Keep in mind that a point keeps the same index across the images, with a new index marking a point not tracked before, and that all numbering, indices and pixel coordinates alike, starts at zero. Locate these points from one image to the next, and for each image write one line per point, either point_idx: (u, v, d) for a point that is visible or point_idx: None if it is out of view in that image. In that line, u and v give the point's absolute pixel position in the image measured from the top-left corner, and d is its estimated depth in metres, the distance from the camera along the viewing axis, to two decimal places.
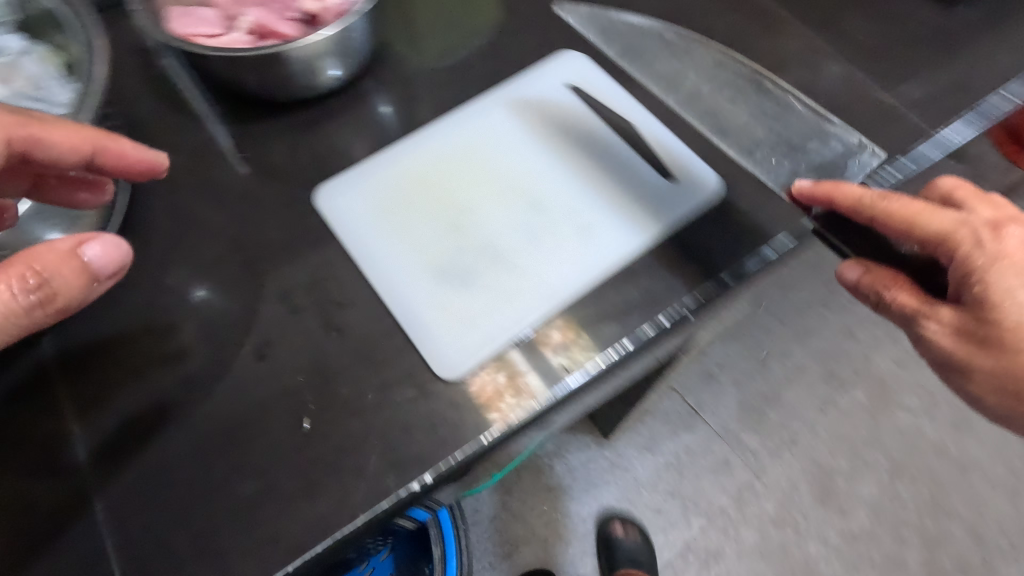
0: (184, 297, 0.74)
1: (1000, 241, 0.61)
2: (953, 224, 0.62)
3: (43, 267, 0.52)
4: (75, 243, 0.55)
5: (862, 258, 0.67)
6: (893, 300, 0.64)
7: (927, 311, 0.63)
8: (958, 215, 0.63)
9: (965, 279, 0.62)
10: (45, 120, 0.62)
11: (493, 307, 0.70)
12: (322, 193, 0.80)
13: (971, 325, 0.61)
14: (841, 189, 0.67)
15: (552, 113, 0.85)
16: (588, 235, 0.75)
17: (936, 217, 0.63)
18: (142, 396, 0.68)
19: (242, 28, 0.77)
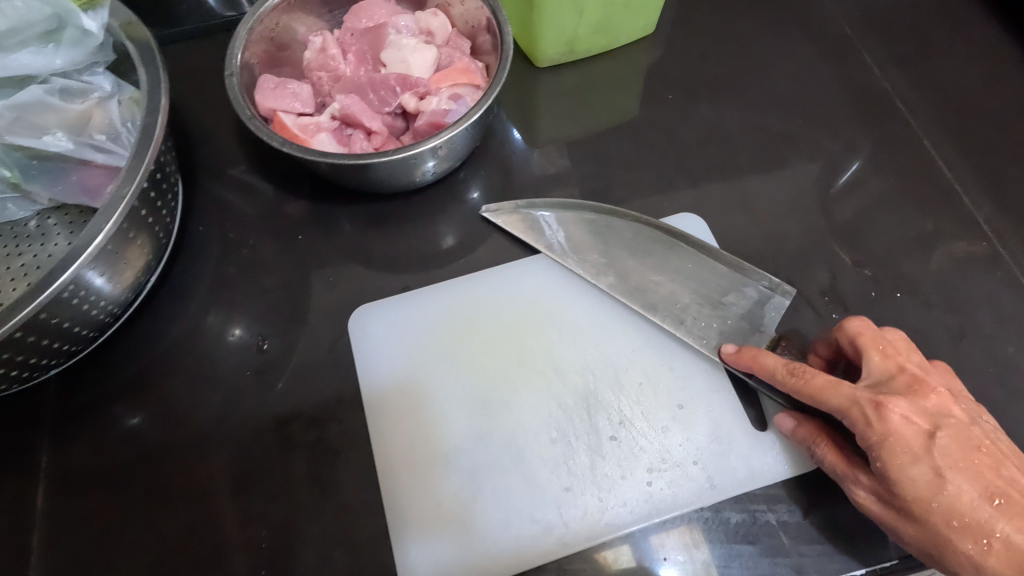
0: (190, 390, 0.69)
1: (882, 423, 0.53)
2: (845, 402, 0.55)
3: None
4: None
5: (800, 426, 0.60)
6: (823, 459, 0.58)
7: (878, 489, 0.54)
8: (853, 390, 0.55)
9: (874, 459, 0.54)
10: None
11: (491, 532, 0.59)
12: (358, 316, 0.71)
13: (883, 491, 0.54)
14: (759, 361, 0.60)
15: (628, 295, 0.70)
16: (631, 473, 0.61)
17: (833, 396, 0.56)
18: (111, 501, 0.64)
19: (330, 113, 0.71)
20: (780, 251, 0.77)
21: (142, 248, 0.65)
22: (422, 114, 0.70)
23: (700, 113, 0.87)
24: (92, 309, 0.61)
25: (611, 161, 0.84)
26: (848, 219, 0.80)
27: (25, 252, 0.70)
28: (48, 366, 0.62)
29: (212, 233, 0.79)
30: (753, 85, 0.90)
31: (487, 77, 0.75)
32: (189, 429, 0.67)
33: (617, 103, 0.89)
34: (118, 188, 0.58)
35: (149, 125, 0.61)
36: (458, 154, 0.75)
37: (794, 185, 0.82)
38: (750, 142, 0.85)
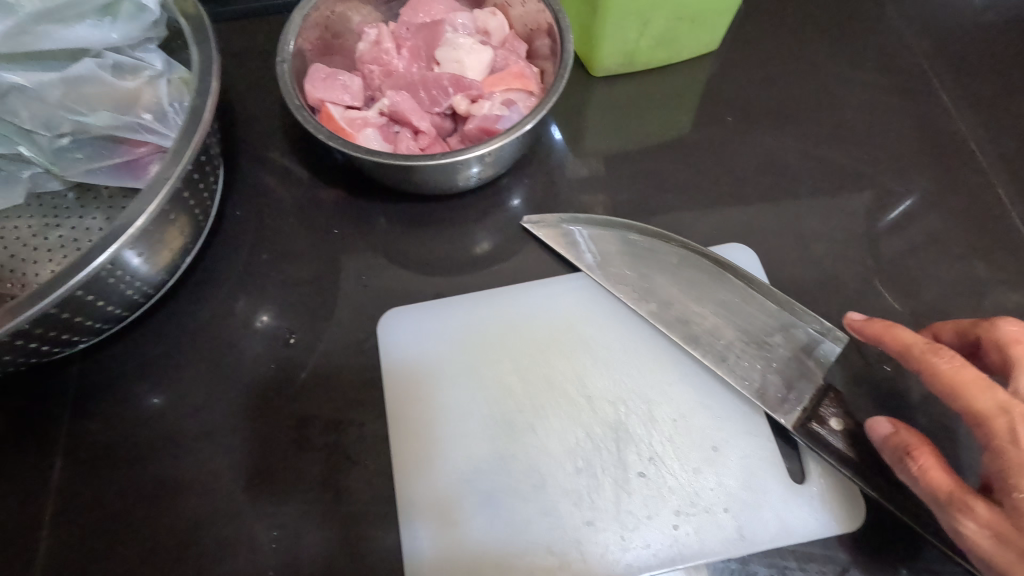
0: (216, 374, 0.68)
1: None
2: (993, 408, 0.51)
3: None
4: None
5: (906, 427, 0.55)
6: (922, 474, 0.52)
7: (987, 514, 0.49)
8: (1007, 400, 0.51)
9: (1004, 478, 0.49)
10: None
11: (501, 555, 0.57)
12: (387, 319, 0.69)
13: (994, 518, 0.48)
14: (896, 334, 0.58)
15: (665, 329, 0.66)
16: (658, 514, 0.58)
17: (981, 395, 0.52)
18: (126, 482, 0.63)
19: (378, 108, 0.69)
20: (831, 291, 0.73)
21: (181, 230, 0.64)
22: (474, 117, 0.68)
23: (758, 139, 0.83)
24: (127, 290, 0.60)
25: (661, 180, 0.81)
26: (906, 265, 0.75)
27: (63, 222, 0.70)
28: (75, 342, 0.61)
29: (248, 217, 0.78)
30: (816, 114, 0.85)
31: (541, 84, 0.73)
32: (208, 418, 0.65)
33: (671, 120, 0.86)
34: (163, 168, 0.57)
35: (199, 106, 0.60)
36: (505, 161, 0.73)
37: (852, 223, 0.77)
38: (808, 173, 0.81)
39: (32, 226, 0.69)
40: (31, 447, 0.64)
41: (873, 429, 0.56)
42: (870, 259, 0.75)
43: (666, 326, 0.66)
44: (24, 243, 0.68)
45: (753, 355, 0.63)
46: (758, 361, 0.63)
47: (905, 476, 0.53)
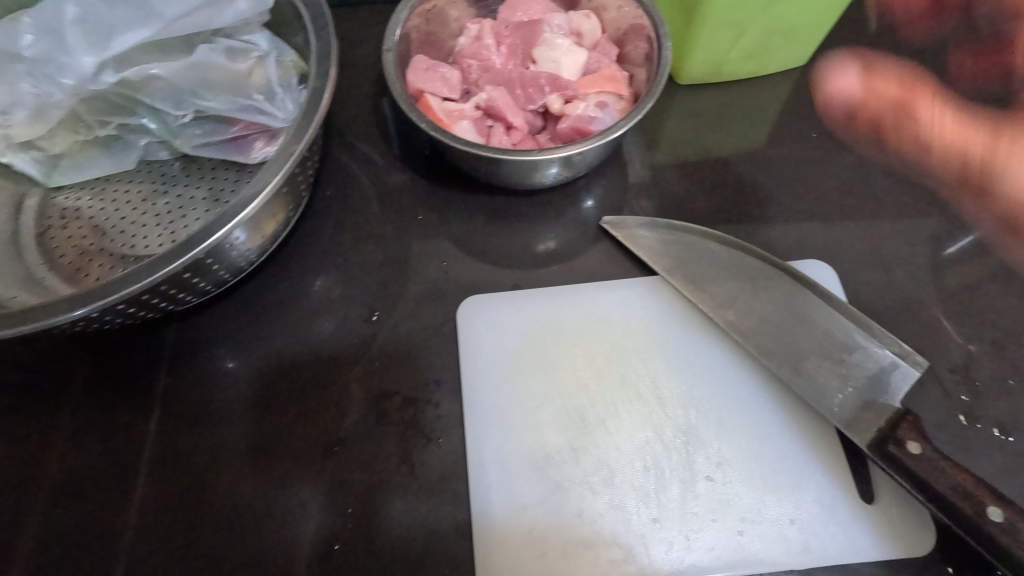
0: (297, 344, 0.72)
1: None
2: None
3: None
4: None
5: None
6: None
7: None
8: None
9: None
10: None
11: (565, 546, 0.59)
12: (467, 307, 0.72)
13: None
14: None
15: (738, 339, 0.67)
16: (723, 519, 0.59)
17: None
18: (214, 437, 0.67)
19: (475, 102, 0.72)
20: (908, 317, 0.72)
21: (286, 202, 0.68)
22: (567, 117, 0.69)
23: (839, 159, 0.83)
24: (235, 255, 0.64)
25: (738, 193, 0.81)
26: (987, 297, 0.74)
27: (170, 191, 0.72)
28: (181, 301, 0.65)
29: (335, 198, 0.82)
30: (902, 138, 0.85)
31: (632, 89, 0.74)
32: (290, 386, 0.69)
33: (752, 133, 0.86)
34: (286, 146, 0.59)
35: (319, 88, 0.62)
36: (590, 163, 0.74)
37: (933, 251, 0.77)
38: (890, 197, 0.80)
39: (141, 193, 0.72)
40: (129, 399, 0.69)
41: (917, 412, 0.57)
42: (950, 288, 0.74)
43: (740, 335, 0.67)
44: (133, 209, 0.71)
45: (828, 372, 0.63)
46: (832, 378, 0.63)
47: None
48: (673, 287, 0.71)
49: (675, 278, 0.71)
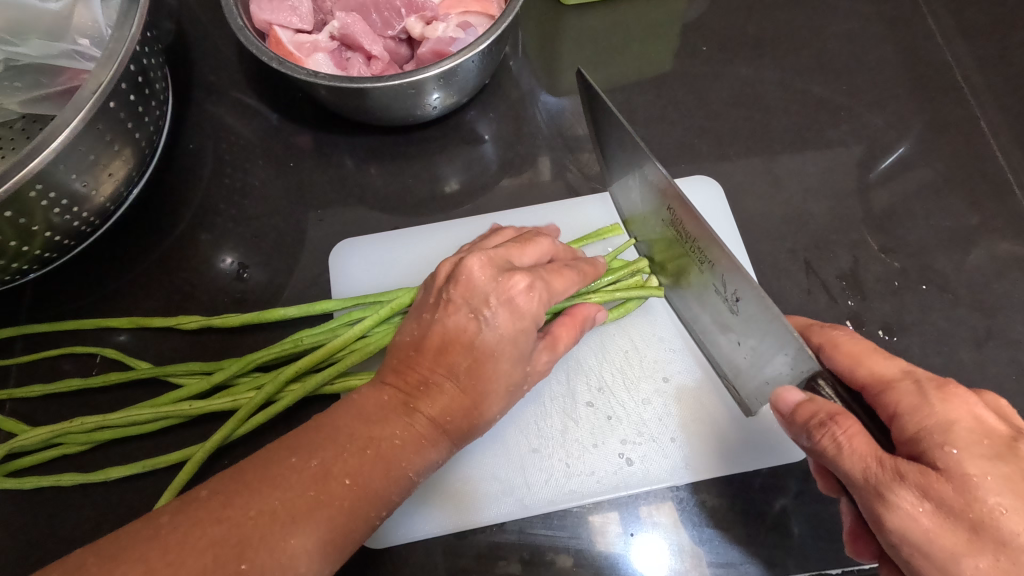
0: (172, 302, 0.70)
1: (952, 404, 0.40)
2: (894, 373, 0.43)
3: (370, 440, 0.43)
4: (325, 489, 0.39)
5: (816, 403, 0.43)
6: (846, 442, 0.40)
7: (869, 474, 0.39)
8: (910, 366, 0.44)
9: (823, 449, 0.42)
10: (363, 421, 0.44)
11: (449, 475, 0.58)
12: (344, 251, 0.72)
13: (953, 496, 0.37)
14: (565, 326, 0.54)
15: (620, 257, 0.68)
16: (604, 443, 0.59)
17: (880, 363, 0.44)
18: (63, 411, 0.63)
19: (329, 32, 0.67)
20: (797, 227, 0.70)
21: (125, 160, 0.62)
22: (427, 40, 0.65)
23: (733, 71, 0.80)
24: (67, 216, 0.59)
25: (629, 115, 0.77)
26: (872, 199, 0.72)
27: (8, 154, 0.65)
28: (19, 266, 0.60)
29: (205, 153, 0.78)
30: (798, 46, 0.81)
31: (504, 7, 0.68)
32: (156, 352, 0.67)
33: (645, 55, 0.82)
34: (90, 82, 0.54)
35: (126, 20, 0.57)
36: (463, 89, 0.70)
37: (825, 160, 0.74)
38: (785, 108, 0.77)
39: None
40: None
41: (773, 405, 0.47)
42: (837, 196, 0.72)
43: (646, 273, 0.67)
44: None
45: (760, 323, 0.49)
46: (753, 334, 0.50)
47: (828, 446, 0.41)
48: (554, 217, 0.73)
49: (553, 214, 0.73)
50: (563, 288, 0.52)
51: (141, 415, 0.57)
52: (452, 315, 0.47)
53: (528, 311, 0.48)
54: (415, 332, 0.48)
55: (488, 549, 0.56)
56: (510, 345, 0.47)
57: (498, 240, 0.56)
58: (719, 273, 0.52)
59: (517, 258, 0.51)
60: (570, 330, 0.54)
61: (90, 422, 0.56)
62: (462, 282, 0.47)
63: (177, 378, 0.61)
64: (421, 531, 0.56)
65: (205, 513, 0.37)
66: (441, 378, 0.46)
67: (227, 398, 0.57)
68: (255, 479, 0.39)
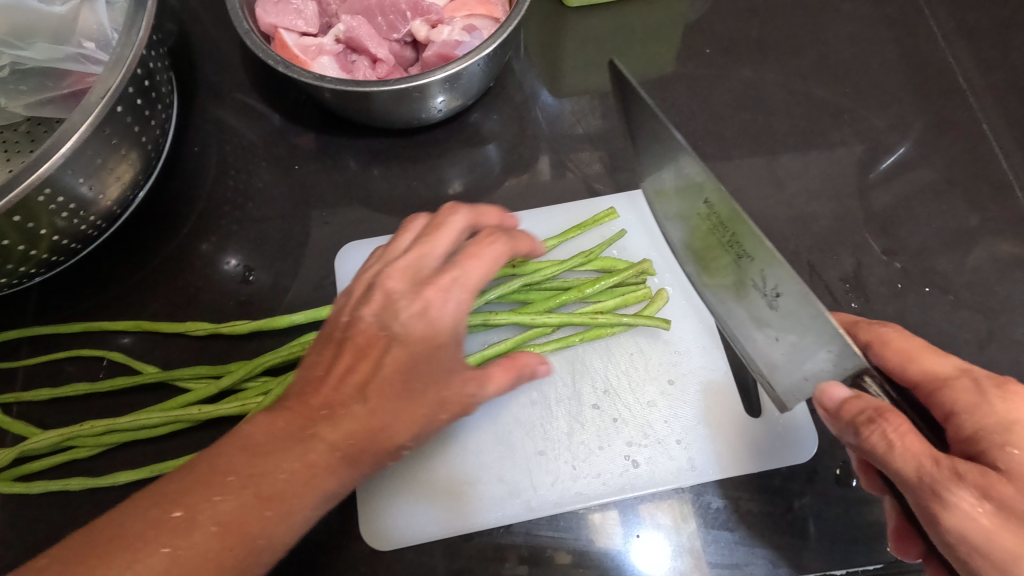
0: (177, 304, 0.70)
1: (1012, 403, 0.42)
2: (950, 372, 0.45)
3: (344, 436, 0.45)
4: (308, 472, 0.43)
5: (863, 401, 0.44)
6: (899, 439, 0.41)
7: (923, 473, 0.40)
8: (965, 364, 0.46)
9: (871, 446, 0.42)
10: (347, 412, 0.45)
11: (455, 477, 0.58)
12: (349, 253, 0.72)
13: (1012, 495, 0.38)
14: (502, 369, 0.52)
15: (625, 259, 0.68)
16: (610, 445, 0.59)
17: (934, 360, 0.46)
18: (68, 414, 0.63)
19: (334, 34, 0.67)
20: (800, 230, 0.71)
21: (131, 163, 0.62)
22: (432, 43, 0.65)
23: (737, 73, 0.80)
24: (74, 220, 0.59)
25: None
26: (875, 202, 0.72)
27: (13, 157, 0.65)
28: (26, 269, 0.60)
29: (209, 155, 0.78)
30: (800, 48, 0.82)
31: (508, 10, 0.68)
32: (161, 355, 0.67)
33: (648, 57, 0.82)
34: (98, 87, 0.54)
35: (132, 24, 0.57)
36: (468, 92, 0.71)
37: (828, 162, 0.75)
38: (788, 110, 0.78)
39: None
40: None
41: (816, 400, 0.47)
42: (840, 199, 0.72)
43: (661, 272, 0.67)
44: None
45: (801, 318, 0.49)
46: (792, 330, 0.50)
47: (879, 443, 0.42)
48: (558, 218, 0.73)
49: (557, 214, 0.73)
50: (481, 274, 0.49)
51: (148, 420, 0.57)
52: (365, 330, 0.48)
53: (442, 323, 0.47)
54: (326, 349, 0.48)
55: (494, 551, 0.56)
56: (422, 356, 0.47)
57: (409, 237, 0.52)
58: (760, 268, 0.52)
59: (431, 256, 0.50)
60: (506, 373, 0.52)
61: (98, 425, 0.57)
62: (374, 294, 0.48)
63: (183, 382, 0.61)
64: (426, 533, 0.56)
65: (211, 482, 0.41)
66: (347, 400, 0.45)
67: (233, 402, 0.58)
68: (255, 457, 0.42)
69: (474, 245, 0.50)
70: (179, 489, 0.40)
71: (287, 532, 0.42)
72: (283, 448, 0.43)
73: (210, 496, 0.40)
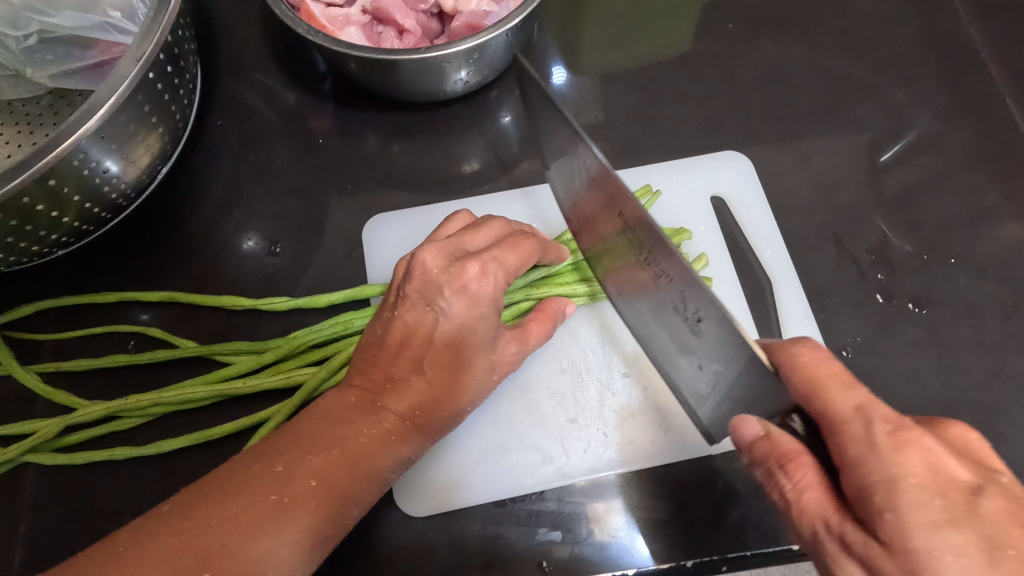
0: (204, 278, 0.70)
1: (945, 435, 0.40)
2: None
3: (414, 406, 0.46)
4: (381, 445, 0.44)
5: (775, 442, 0.41)
6: (794, 498, 0.39)
7: (813, 532, 0.38)
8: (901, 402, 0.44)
9: (866, 496, 0.36)
10: (416, 386, 0.46)
11: (489, 445, 0.59)
12: (376, 227, 0.72)
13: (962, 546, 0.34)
14: (541, 320, 0.54)
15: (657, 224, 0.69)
16: (641, 413, 0.59)
17: None
18: (103, 387, 0.63)
19: (361, 5, 0.66)
20: (826, 203, 0.71)
21: (160, 133, 0.62)
22: (460, 13, 0.65)
23: (759, 49, 0.80)
24: (105, 188, 0.59)
25: (656, 92, 0.78)
26: (899, 178, 0.72)
27: (37, 130, 0.65)
28: (55, 238, 0.60)
29: (231, 130, 0.77)
30: (822, 24, 0.82)
31: None
32: (190, 329, 0.66)
33: (670, 33, 0.82)
34: (131, 52, 0.54)
35: None
36: (493, 65, 0.70)
37: (852, 136, 0.75)
38: (812, 86, 0.78)
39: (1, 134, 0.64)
40: (28, 356, 0.65)
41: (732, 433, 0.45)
42: (864, 173, 0.73)
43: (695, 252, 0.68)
44: None
45: (723, 346, 0.46)
46: (718, 357, 0.48)
47: (781, 498, 0.40)
48: None
49: None
50: (518, 263, 0.51)
51: (193, 394, 0.57)
52: (409, 308, 0.47)
53: (483, 296, 0.47)
54: (375, 329, 0.48)
55: (532, 521, 0.56)
56: (470, 332, 0.47)
57: (453, 228, 0.55)
58: (681, 290, 0.49)
59: (467, 241, 0.50)
60: (543, 325, 0.54)
61: (145, 399, 0.57)
62: (416, 276, 0.47)
63: (223, 357, 0.61)
64: (459, 500, 0.57)
65: (288, 440, 0.42)
66: (406, 373, 0.46)
67: (277, 377, 0.58)
68: (325, 420, 0.43)
69: (508, 238, 0.52)
70: (273, 448, 0.41)
71: (372, 490, 0.43)
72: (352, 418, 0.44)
73: (304, 454, 0.41)
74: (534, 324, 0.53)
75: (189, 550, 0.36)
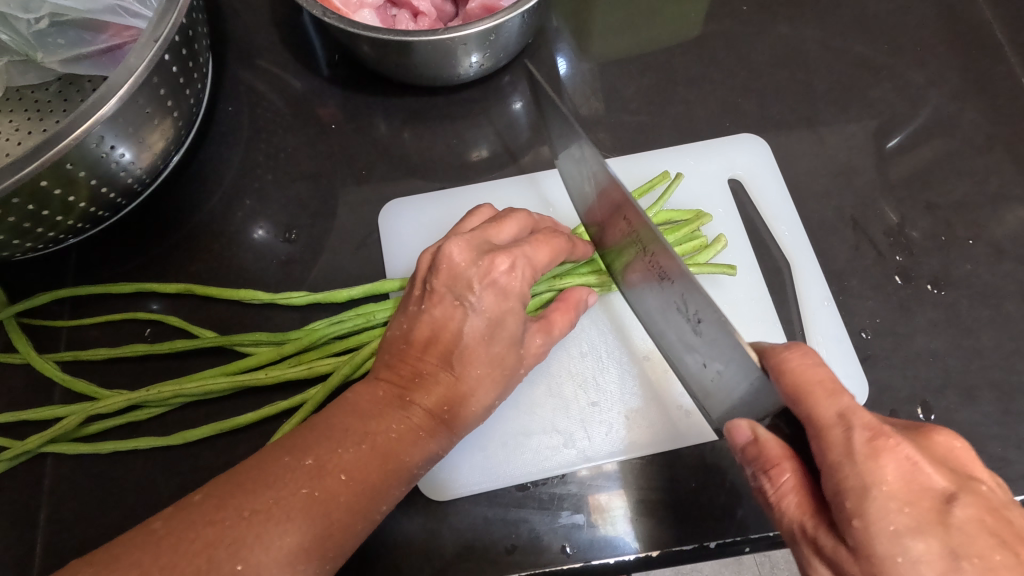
0: (218, 266, 0.69)
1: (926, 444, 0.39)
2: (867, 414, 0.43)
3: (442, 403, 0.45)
4: (408, 438, 0.43)
5: (764, 445, 0.42)
6: (776, 499, 0.41)
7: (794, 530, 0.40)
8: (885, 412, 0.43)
9: (839, 500, 0.36)
10: (445, 380, 0.45)
11: (511, 428, 0.59)
12: (391, 213, 0.72)
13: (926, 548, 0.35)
14: (564, 310, 0.54)
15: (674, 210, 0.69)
16: (662, 397, 0.59)
17: None
18: (122, 376, 0.63)
19: None
20: (842, 185, 0.71)
21: (175, 117, 0.62)
22: None
23: (773, 30, 0.79)
24: (121, 173, 0.59)
25: (670, 75, 0.77)
26: (915, 157, 0.72)
27: (47, 117, 0.64)
28: (70, 224, 0.60)
29: (242, 117, 0.77)
30: (835, 5, 0.81)
31: None
32: (206, 318, 0.66)
33: (684, 15, 0.81)
34: (148, 33, 0.53)
35: None
36: (507, 49, 0.70)
37: (867, 117, 0.74)
38: (826, 67, 0.77)
39: (12, 121, 0.63)
40: (44, 346, 0.64)
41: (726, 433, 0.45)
42: (880, 154, 0.72)
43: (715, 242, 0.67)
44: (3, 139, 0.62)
45: (721, 346, 0.45)
46: (718, 357, 0.47)
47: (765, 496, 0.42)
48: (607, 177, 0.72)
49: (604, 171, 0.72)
50: (547, 259, 0.51)
51: (214, 385, 0.57)
52: (437, 303, 0.46)
53: (512, 289, 0.48)
54: (401, 326, 0.47)
55: (554, 507, 0.56)
56: (499, 327, 0.47)
57: (476, 221, 0.55)
58: (681, 291, 0.48)
59: (496, 236, 0.51)
60: (566, 314, 0.54)
61: (165, 391, 0.56)
62: (444, 270, 0.47)
63: (242, 348, 0.60)
64: (482, 484, 0.57)
65: (317, 433, 0.41)
66: (434, 369, 0.45)
67: (299, 368, 0.58)
68: (354, 412, 0.43)
69: (536, 234, 0.52)
70: (302, 441, 0.41)
71: (401, 485, 0.43)
72: (380, 410, 0.43)
73: (335, 446, 0.41)
74: (557, 315, 0.53)
75: (223, 544, 0.36)
